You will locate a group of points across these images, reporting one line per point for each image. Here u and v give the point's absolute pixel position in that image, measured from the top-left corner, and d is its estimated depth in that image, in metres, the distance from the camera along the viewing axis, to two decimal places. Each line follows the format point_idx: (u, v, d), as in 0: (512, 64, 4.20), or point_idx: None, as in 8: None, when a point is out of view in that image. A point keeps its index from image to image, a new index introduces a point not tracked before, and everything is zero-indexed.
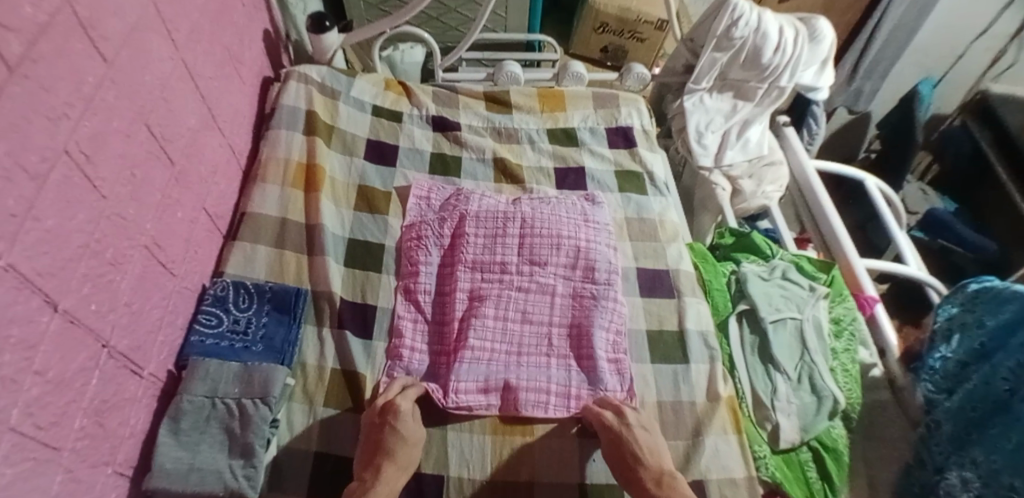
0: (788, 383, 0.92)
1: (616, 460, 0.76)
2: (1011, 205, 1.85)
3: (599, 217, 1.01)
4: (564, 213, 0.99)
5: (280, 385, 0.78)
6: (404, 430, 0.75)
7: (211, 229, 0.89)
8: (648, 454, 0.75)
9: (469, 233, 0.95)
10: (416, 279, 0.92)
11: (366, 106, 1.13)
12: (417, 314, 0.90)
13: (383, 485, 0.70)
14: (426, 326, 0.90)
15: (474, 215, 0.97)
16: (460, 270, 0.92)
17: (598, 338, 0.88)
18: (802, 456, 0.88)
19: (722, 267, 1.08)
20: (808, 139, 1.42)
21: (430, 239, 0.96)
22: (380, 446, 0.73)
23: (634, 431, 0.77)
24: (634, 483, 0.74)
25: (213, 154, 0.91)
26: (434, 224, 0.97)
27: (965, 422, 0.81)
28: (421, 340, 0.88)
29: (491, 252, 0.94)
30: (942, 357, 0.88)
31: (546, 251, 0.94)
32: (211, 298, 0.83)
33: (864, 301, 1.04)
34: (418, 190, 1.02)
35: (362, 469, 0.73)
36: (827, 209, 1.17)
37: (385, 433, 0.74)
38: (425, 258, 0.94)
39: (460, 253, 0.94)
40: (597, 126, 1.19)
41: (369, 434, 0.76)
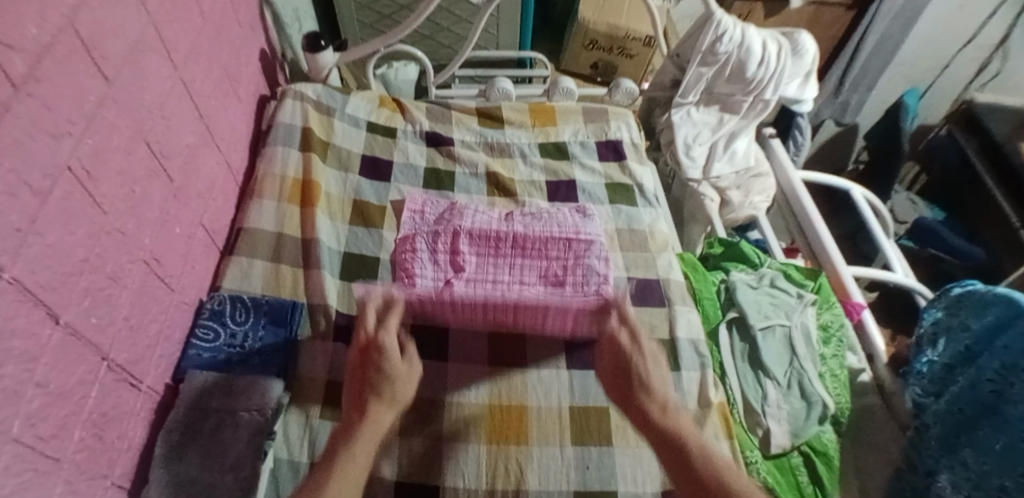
0: (778, 389, 0.94)
1: (621, 384, 0.75)
2: (998, 212, 1.87)
3: (591, 228, 1.03)
4: (556, 226, 1.01)
5: (277, 397, 0.80)
6: (392, 366, 0.74)
7: (208, 244, 0.91)
8: (656, 383, 0.74)
9: (465, 244, 0.97)
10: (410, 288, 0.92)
11: (361, 122, 1.15)
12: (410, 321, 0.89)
13: (372, 424, 0.69)
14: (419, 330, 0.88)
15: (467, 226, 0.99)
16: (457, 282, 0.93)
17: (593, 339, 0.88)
18: (793, 461, 0.89)
19: (711, 277, 1.10)
20: (794, 151, 1.44)
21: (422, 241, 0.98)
22: (370, 386, 0.72)
23: (642, 355, 0.76)
24: (640, 410, 0.72)
25: (211, 170, 0.93)
26: (429, 238, 0.99)
27: (954, 424, 0.83)
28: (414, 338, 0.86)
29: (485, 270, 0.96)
30: (929, 361, 0.91)
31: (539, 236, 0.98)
32: (208, 312, 0.84)
33: (851, 307, 1.06)
34: (412, 205, 1.04)
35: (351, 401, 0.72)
36: (813, 218, 1.20)
37: (371, 369, 0.73)
38: (421, 272, 0.95)
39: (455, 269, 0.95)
40: (587, 140, 1.21)
41: (359, 374, 0.74)
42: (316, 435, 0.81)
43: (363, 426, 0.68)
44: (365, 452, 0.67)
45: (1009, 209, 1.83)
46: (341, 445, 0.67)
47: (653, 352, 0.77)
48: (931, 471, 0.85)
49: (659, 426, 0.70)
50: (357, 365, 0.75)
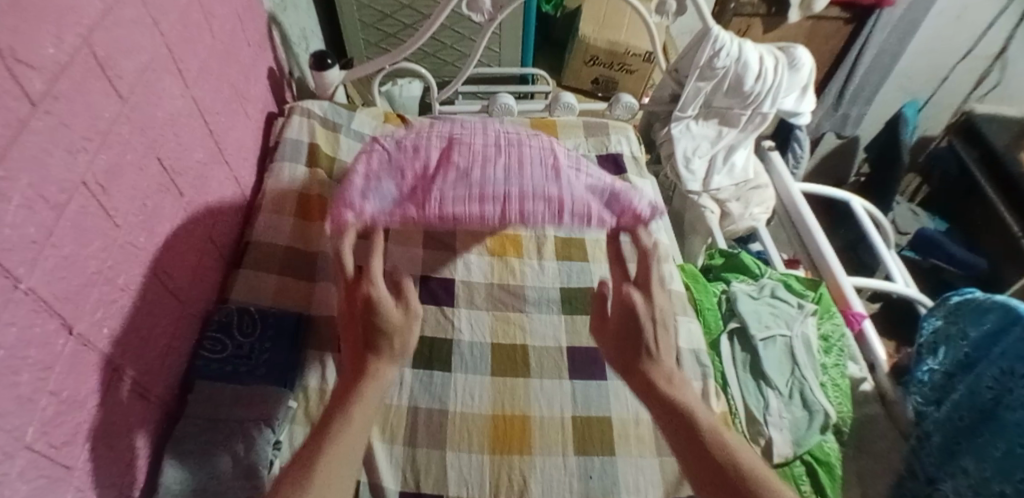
0: (780, 398, 0.94)
1: (627, 348, 0.72)
2: (999, 220, 1.88)
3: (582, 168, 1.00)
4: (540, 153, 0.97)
5: (283, 408, 0.82)
6: (384, 314, 0.72)
7: (217, 257, 0.93)
8: (662, 352, 0.71)
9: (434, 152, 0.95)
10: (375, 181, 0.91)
11: (366, 138, 1.18)
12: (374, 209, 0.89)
13: (366, 385, 0.69)
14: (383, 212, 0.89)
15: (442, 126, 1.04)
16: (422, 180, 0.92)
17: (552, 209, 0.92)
18: (796, 470, 0.89)
19: (712, 287, 1.11)
20: (794, 163, 1.46)
21: (390, 155, 0.95)
22: (362, 340, 0.71)
23: (648, 310, 0.73)
24: (643, 377, 0.70)
25: (220, 185, 0.95)
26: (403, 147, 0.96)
27: (953, 431, 0.83)
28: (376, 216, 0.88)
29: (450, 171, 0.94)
30: (929, 369, 0.91)
31: (522, 153, 0.96)
32: (216, 324, 0.85)
33: (851, 317, 1.06)
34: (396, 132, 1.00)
35: (346, 353, 0.72)
36: (812, 230, 1.21)
37: (359, 322, 0.72)
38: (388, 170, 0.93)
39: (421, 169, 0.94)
40: (588, 154, 1.23)
41: (350, 324, 0.73)
42: None
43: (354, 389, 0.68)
44: (357, 417, 0.67)
45: (1008, 217, 1.84)
46: (338, 404, 0.68)
47: (664, 315, 0.74)
48: (933, 478, 0.86)
49: (663, 400, 0.68)
50: (350, 311, 0.74)
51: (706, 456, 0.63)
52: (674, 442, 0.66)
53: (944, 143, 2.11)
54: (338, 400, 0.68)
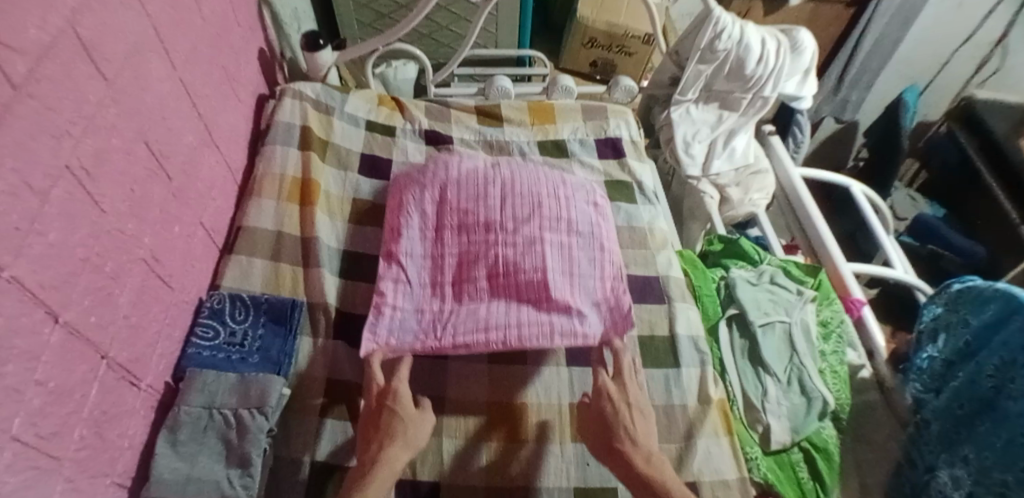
0: (779, 385, 0.94)
1: (600, 438, 0.76)
2: (997, 209, 1.88)
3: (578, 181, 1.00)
4: (545, 175, 0.97)
5: (276, 395, 0.78)
6: (403, 413, 0.75)
7: (208, 243, 0.91)
8: (640, 436, 0.75)
9: (453, 194, 0.92)
10: (397, 243, 0.89)
11: (360, 121, 1.16)
12: (399, 274, 0.88)
13: (388, 466, 0.70)
14: (410, 288, 0.87)
15: (454, 179, 0.94)
16: (447, 235, 0.90)
17: (586, 287, 0.88)
18: (793, 457, 0.89)
19: (711, 274, 1.10)
20: (794, 148, 1.44)
21: (411, 270, 0.89)
22: (387, 425, 0.74)
23: (626, 411, 0.77)
24: (623, 462, 0.73)
25: (210, 170, 0.93)
26: (417, 193, 0.94)
27: (953, 420, 0.83)
28: (404, 300, 0.86)
29: (474, 210, 0.91)
30: (929, 357, 0.91)
31: (528, 255, 0.86)
32: (208, 311, 0.84)
33: (851, 304, 1.06)
34: (404, 173, 1.01)
35: (368, 437, 0.73)
36: (813, 215, 1.20)
37: (387, 416, 0.74)
38: (408, 225, 0.91)
39: (444, 218, 0.91)
40: (586, 138, 1.21)
41: (376, 421, 0.74)
42: (318, 433, 0.82)
43: (374, 469, 0.70)
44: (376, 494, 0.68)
45: (1007, 205, 1.84)
46: (360, 482, 0.69)
47: (641, 405, 0.79)
48: (931, 466, 0.85)
49: (641, 478, 0.72)
50: (372, 410, 0.76)
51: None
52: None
53: (943, 130, 2.10)
54: (363, 477, 0.69)
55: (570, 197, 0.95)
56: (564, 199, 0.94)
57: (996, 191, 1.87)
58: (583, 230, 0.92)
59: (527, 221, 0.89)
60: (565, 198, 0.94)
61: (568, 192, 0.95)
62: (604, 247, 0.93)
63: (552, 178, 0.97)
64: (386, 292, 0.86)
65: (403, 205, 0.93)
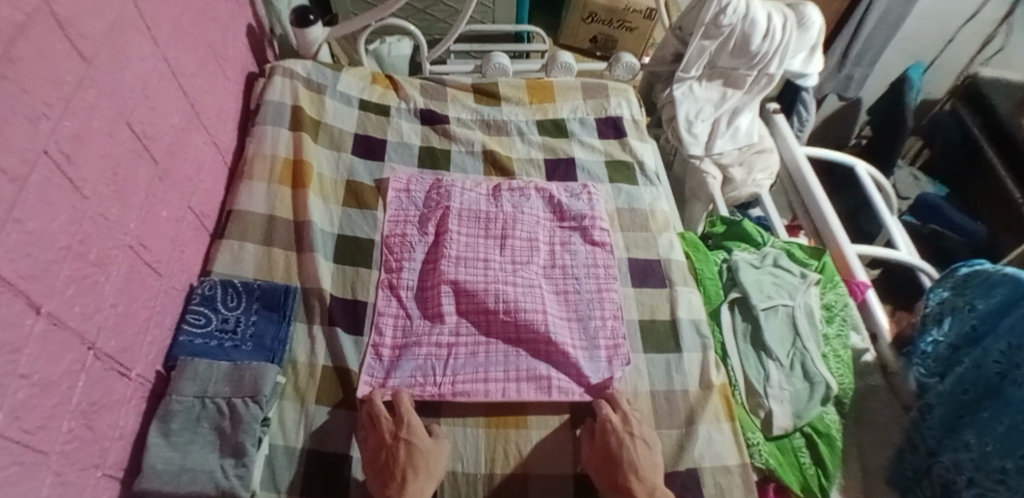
0: (781, 370, 0.92)
1: (611, 467, 0.75)
2: (999, 187, 1.85)
3: (577, 207, 1.02)
4: (541, 213, 1.02)
5: (270, 383, 0.77)
6: (418, 447, 0.73)
7: (197, 227, 0.88)
8: (646, 468, 0.74)
9: (455, 224, 0.96)
10: (400, 274, 0.92)
11: (353, 100, 1.12)
12: (398, 308, 0.89)
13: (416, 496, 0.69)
14: (408, 319, 0.88)
15: (457, 211, 0.98)
16: (446, 263, 0.92)
17: (590, 331, 0.90)
18: (795, 442, 0.87)
19: (713, 256, 1.08)
20: (798, 126, 1.41)
21: (411, 304, 0.90)
22: (400, 458, 0.72)
23: (635, 440, 0.77)
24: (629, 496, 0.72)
25: (198, 152, 0.90)
26: (417, 224, 0.97)
27: (957, 405, 0.82)
28: (401, 333, 0.87)
29: (474, 249, 0.95)
30: (934, 341, 0.88)
31: (527, 295, 0.90)
32: (199, 297, 0.82)
33: (855, 286, 1.05)
34: (397, 183, 1.01)
35: (383, 476, 0.71)
36: (817, 196, 1.17)
37: (404, 449, 0.72)
38: (410, 255, 0.94)
39: (443, 248, 0.94)
40: (587, 117, 1.18)
41: (389, 457, 0.72)
42: (311, 422, 0.79)
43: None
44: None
45: (1009, 184, 1.82)
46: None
47: (646, 436, 0.78)
48: (933, 451, 0.84)
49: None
50: (384, 446, 0.73)
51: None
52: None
53: (947, 107, 2.05)
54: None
55: (566, 242, 0.99)
56: (559, 244, 0.99)
57: (998, 170, 1.84)
58: (579, 271, 0.96)
59: (525, 266, 0.94)
60: (560, 242, 0.99)
61: (563, 236, 1.00)
62: (605, 285, 0.95)
63: (546, 218, 1.02)
64: (384, 329, 0.87)
65: (407, 238, 0.96)
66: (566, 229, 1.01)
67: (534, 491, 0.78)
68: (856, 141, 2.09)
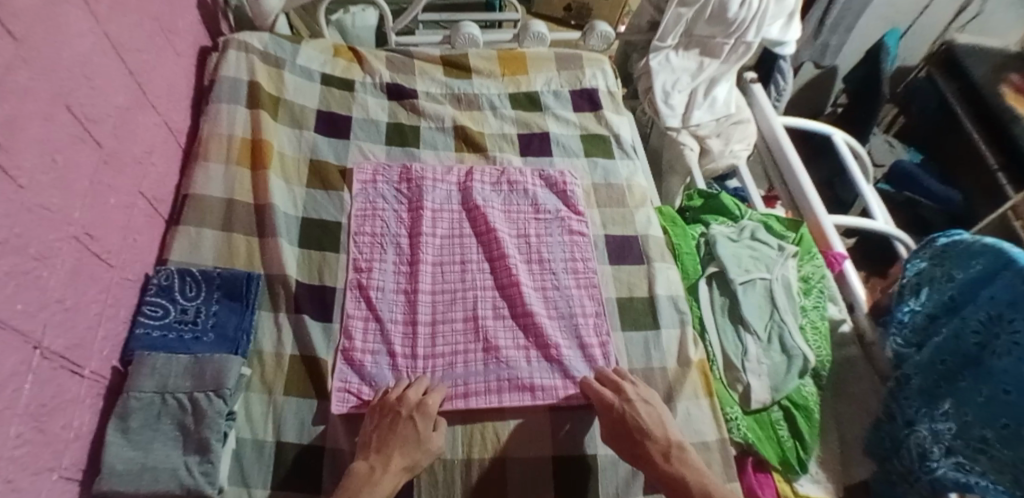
0: (759, 344, 0.90)
1: (622, 437, 0.75)
2: (974, 153, 1.87)
3: (551, 204, 0.98)
4: (515, 205, 0.97)
5: (235, 375, 0.73)
6: (406, 432, 0.71)
7: (150, 214, 0.83)
8: (654, 427, 0.75)
9: (428, 224, 0.92)
10: (370, 275, 0.87)
11: (314, 74, 1.07)
12: (368, 312, 0.84)
13: (388, 481, 0.67)
14: (378, 324, 0.83)
15: (431, 210, 0.94)
16: (424, 269, 0.88)
17: (569, 330, 0.86)
18: (773, 416, 0.86)
19: (690, 230, 1.05)
20: (775, 96, 1.37)
21: (383, 307, 0.85)
22: (383, 435, 0.71)
23: (636, 406, 0.76)
24: (651, 466, 0.73)
25: (148, 133, 0.84)
26: (393, 221, 0.93)
27: (935, 375, 0.83)
28: (374, 341, 0.82)
29: (450, 250, 0.91)
30: (910, 310, 0.90)
31: (506, 297, 0.88)
32: (155, 288, 0.78)
33: (832, 258, 1.04)
34: (363, 175, 0.96)
35: (366, 450, 0.71)
36: (795, 166, 1.17)
37: (402, 425, 0.72)
38: (381, 256, 0.89)
39: (419, 253, 0.90)
40: (561, 90, 1.14)
41: (378, 432, 0.72)
42: (279, 416, 0.75)
43: (377, 482, 0.67)
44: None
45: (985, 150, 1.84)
46: (357, 487, 0.66)
47: (654, 402, 0.78)
48: (911, 421, 0.85)
49: (665, 474, 0.71)
50: (380, 419, 0.73)
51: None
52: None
53: (924, 74, 2.03)
54: (363, 484, 0.66)
55: (542, 234, 0.95)
56: (534, 237, 0.95)
57: (976, 138, 1.86)
58: (557, 267, 0.92)
59: (503, 262, 0.90)
60: (534, 234, 0.95)
61: (539, 229, 0.95)
62: (585, 280, 0.91)
63: (522, 211, 0.97)
64: (354, 333, 0.82)
65: (378, 238, 0.91)
66: (542, 222, 0.96)
67: (513, 476, 0.76)
68: (830, 111, 2.05)
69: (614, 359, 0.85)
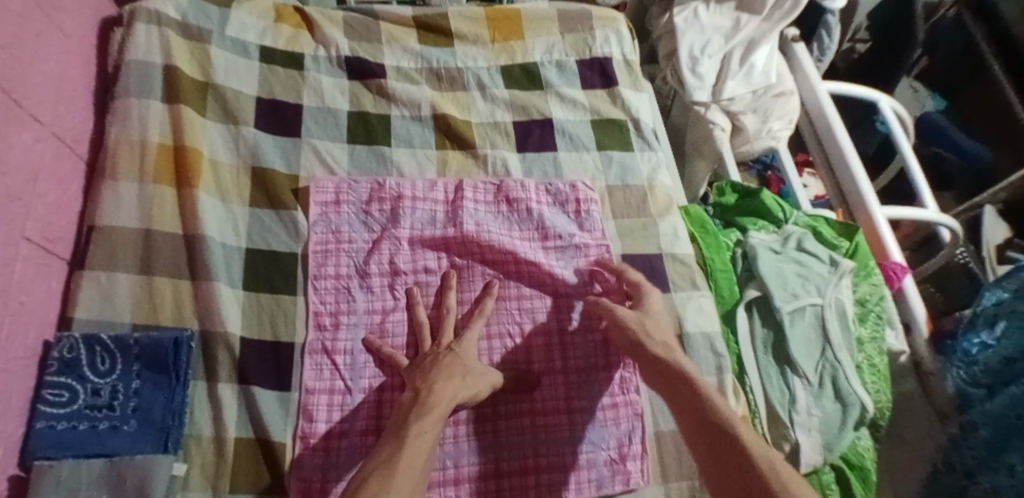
0: (808, 389, 0.75)
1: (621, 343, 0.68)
2: (1006, 111, 1.43)
3: (563, 224, 0.80)
4: (518, 228, 0.79)
5: (163, 482, 0.58)
6: (447, 365, 0.64)
7: (42, 261, 0.64)
8: (651, 326, 0.68)
9: (406, 261, 0.75)
10: (336, 336, 0.70)
11: (250, 49, 0.84)
12: (333, 384, 0.68)
13: (442, 400, 0.60)
14: (348, 399, 0.67)
15: (409, 239, 0.76)
16: (402, 319, 0.72)
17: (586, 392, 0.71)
18: (824, 478, 0.72)
19: (724, 238, 0.88)
20: (817, 54, 1.13)
21: (351, 374, 0.69)
22: (430, 369, 0.64)
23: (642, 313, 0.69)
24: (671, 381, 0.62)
25: (30, 152, 0.63)
26: (362, 256, 0.75)
27: (1008, 429, 0.70)
28: (344, 418, 0.66)
29: (435, 292, 0.74)
30: (982, 344, 0.77)
31: (510, 351, 0.72)
32: (57, 364, 0.60)
33: (891, 273, 0.87)
34: (322, 195, 0.76)
35: (412, 382, 0.63)
36: (841, 144, 0.97)
37: (445, 360, 0.65)
38: (350, 307, 0.72)
39: (396, 299, 0.73)
40: (565, 60, 0.92)
41: (421, 367, 0.65)
42: None
43: (428, 399, 0.60)
44: (413, 459, 0.53)
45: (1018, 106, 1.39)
46: (404, 413, 0.59)
47: (659, 326, 0.68)
48: (971, 470, 0.74)
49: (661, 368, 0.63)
50: (421, 361, 0.66)
51: (738, 440, 0.53)
52: (710, 462, 0.54)
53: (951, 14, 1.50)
54: (410, 412, 0.58)
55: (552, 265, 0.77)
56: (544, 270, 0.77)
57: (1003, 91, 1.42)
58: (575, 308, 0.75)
59: (506, 304, 0.74)
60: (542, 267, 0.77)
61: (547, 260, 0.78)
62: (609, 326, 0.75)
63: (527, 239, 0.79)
64: (316, 414, 0.66)
65: (345, 283, 0.73)
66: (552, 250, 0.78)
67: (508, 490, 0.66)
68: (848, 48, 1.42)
69: (637, 427, 0.70)
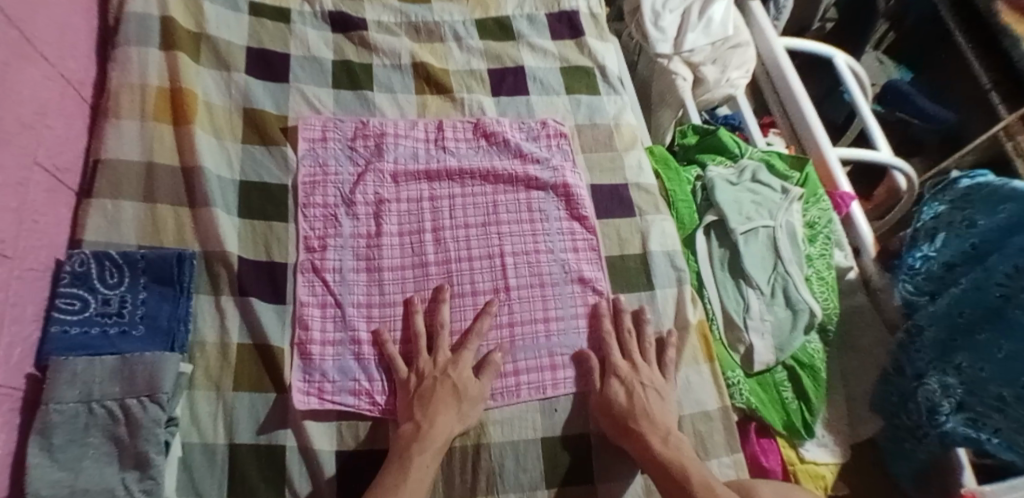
0: (761, 298, 0.82)
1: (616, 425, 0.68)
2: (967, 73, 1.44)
3: (551, 158, 0.86)
4: (499, 160, 0.85)
5: (171, 377, 0.63)
6: (445, 403, 0.66)
7: (51, 187, 0.69)
8: (655, 410, 0.68)
9: (390, 192, 0.81)
10: (324, 255, 0.76)
11: (241, 4, 0.90)
12: (323, 298, 0.74)
13: (437, 437, 0.63)
14: (337, 310, 0.73)
15: (392, 172, 0.82)
16: (386, 244, 0.78)
17: (563, 300, 0.77)
18: (777, 377, 0.80)
19: (685, 174, 0.95)
20: (774, 12, 1.21)
21: (342, 289, 0.75)
22: (428, 404, 0.66)
23: (644, 388, 0.70)
24: (638, 440, 0.66)
25: (37, 90, 0.68)
26: (349, 185, 0.81)
27: (950, 327, 0.73)
28: (334, 329, 0.72)
29: (416, 217, 0.80)
30: (924, 256, 0.79)
31: (484, 269, 0.78)
32: (68, 277, 0.66)
33: (839, 200, 0.95)
34: (309, 132, 0.83)
35: (409, 412, 0.66)
36: (795, 89, 1.05)
37: (440, 388, 0.67)
38: (337, 231, 0.78)
39: (380, 225, 0.79)
40: (536, 13, 0.99)
41: (415, 393, 0.67)
42: (228, 411, 0.66)
43: (426, 437, 0.63)
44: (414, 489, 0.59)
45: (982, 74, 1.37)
46: (405, 450, 0.62)
47: (647, 381, 0.71)
48: (920, 373, 0.76)
49: (656, 456, 0.65)
50: (416, 385, 0.68)
51: None
52: None
53: None
54: (411, 443, 0.63)
55: (531, 194, 0.83)
56: (524, 194, 0.83)
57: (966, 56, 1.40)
58: (550, 225, 0.82)
59: (489, 230, 0.80)
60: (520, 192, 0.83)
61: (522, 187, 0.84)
62: (582, 242, 0.81)
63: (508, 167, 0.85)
64: (311, 323, 0.72)
65: (333, 210, 0.79)
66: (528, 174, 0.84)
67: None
68: (819, 27, 1.47)
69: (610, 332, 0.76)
